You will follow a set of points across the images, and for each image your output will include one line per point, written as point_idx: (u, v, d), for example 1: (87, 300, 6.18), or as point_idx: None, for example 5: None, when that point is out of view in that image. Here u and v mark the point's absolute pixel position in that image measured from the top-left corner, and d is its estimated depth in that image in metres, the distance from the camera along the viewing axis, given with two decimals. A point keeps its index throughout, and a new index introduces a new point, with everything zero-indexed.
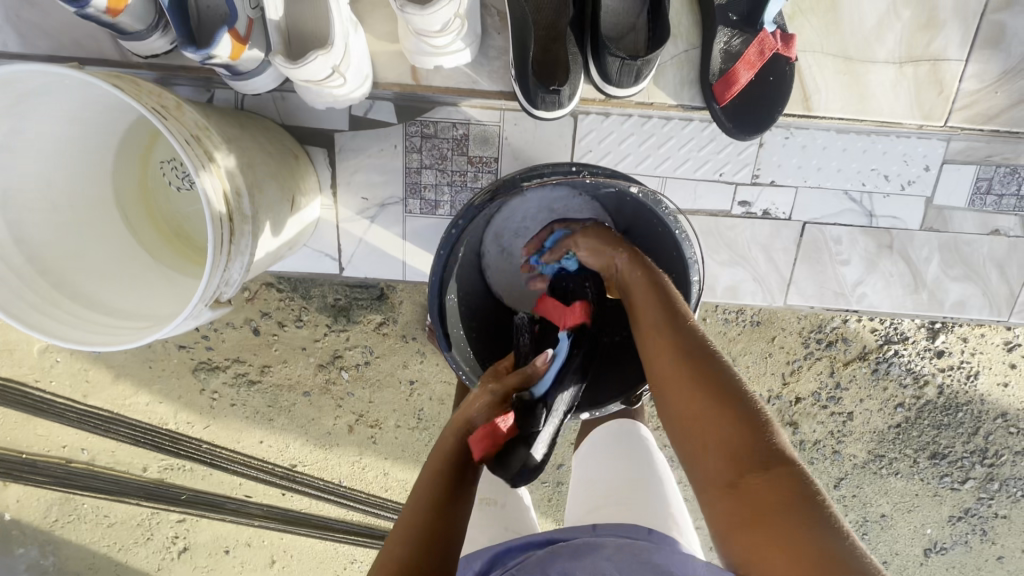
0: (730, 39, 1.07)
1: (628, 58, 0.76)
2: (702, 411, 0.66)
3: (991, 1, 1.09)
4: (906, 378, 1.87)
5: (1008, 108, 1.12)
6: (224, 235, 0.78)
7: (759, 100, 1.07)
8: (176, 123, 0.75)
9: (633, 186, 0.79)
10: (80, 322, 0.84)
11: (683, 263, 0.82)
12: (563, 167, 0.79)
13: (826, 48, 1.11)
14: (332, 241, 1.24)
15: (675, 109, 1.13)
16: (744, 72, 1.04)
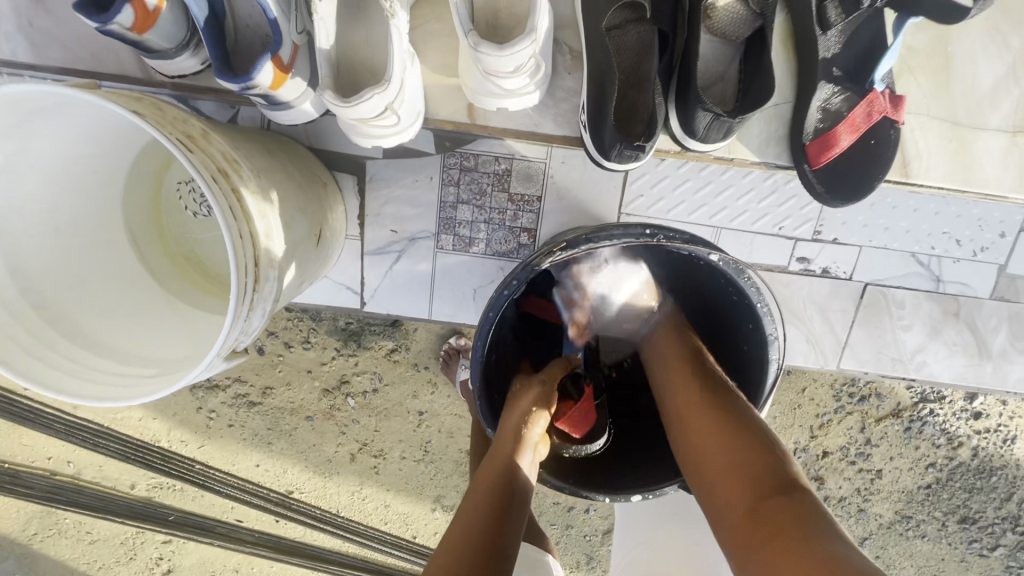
0: (830, 97, 0.95)
1: (720, 115, 0.67)
2: (717, 446, 0.70)
3: None
4: (940, 438, 1.85)
5: None
6: (249, 281, 0.69)
7: (858, 167, 0.95)
8: (201, 156, 0.65)
9: (714, 254, 0.69)
10: (78, 366, 0.74)
11: (761, 338, 0.73)
12: (635, 227, 0.70)
13: (935, 110, 1.02)
14: (355, 273, 1.14)
15: (757, 165, 1.03)
16: (845, 134, 0.92)
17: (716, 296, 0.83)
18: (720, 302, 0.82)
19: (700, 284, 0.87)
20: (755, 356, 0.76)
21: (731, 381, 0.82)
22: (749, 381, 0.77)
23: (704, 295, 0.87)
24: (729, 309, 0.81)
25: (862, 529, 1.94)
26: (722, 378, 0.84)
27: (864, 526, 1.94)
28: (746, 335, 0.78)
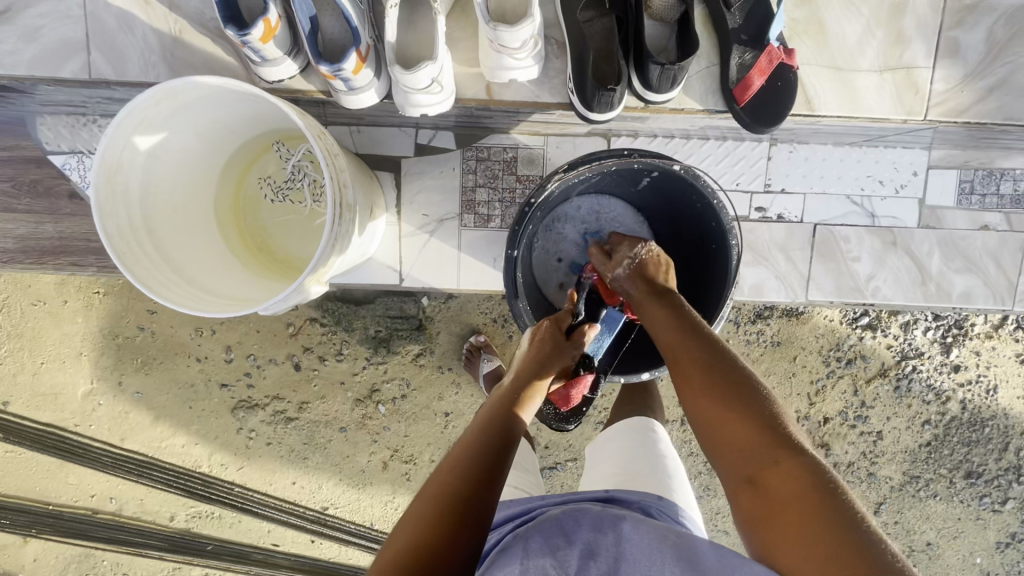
0: (743, 55, 1.10)
1: (666, 66, 0.93)
2: (727, 416, 0.77)
3: (945, 20, 1.24)
4: (927, 394, 2.00)
5: (972, 105, 1.25)
6: (336, 214, 0.93)
7: (772, 105, 1.10)
8: (307, 121, 0.91)
9: (676, 163, 0.94)
10: (195, 300, 0.98)
11: (723, 228, 0.98)
12: (614, 153, 0.96)
13: (820, 60, 1.24)
14: (394, 255, 1.38)
15: (702, 113, 1.14)
16: (756, 77, 1.07)
17: (688, 214, 1.08)
18: (691, 217, 1.07)
19: (673, 211, 1.12)
20: (722, 246, 1.00)
21: (712, 275, 1.06)
22: (722, 266, 1.01)
23: (679, 220, 1.12)
24: (697, 220, 1.06)
25: (874, 494, 2.05)
26: (705, 275, 1.08)
27: (876, 491, 2.05)
28: (713, 234, 1.02)
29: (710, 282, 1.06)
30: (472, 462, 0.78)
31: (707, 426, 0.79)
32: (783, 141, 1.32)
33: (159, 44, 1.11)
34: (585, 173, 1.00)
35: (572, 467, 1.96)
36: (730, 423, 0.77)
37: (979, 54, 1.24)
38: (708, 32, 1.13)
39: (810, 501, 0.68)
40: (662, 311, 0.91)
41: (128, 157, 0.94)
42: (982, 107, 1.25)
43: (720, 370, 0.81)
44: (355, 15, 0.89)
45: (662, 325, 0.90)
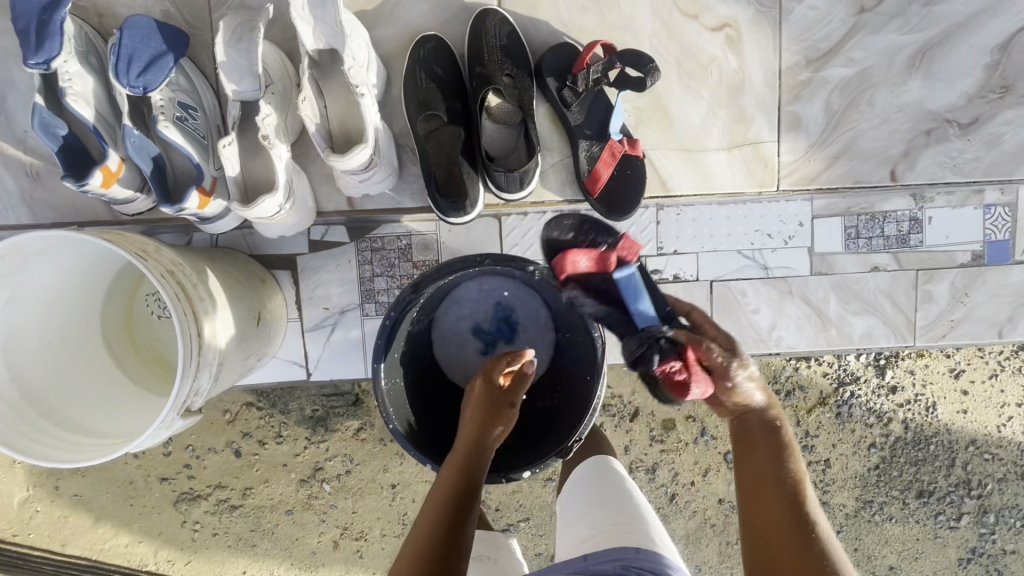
0: (591, 147, 1.25)
1: (509, 170, 1.02)
2: (776, 515, 0.88)
3: (783, 96, 1.32)
4: (869, 418, 2.00)
5: (823, 171, 1.34)
6: (193, 348, 0.92)
7: (622, 192, 1.26)
8: (154, 262, 0.92)
9: (528, 264, 1.03)
10: (66, 446, 0.96)
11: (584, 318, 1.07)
12: (469, 259, 1.03)
13: (670, 144, 1.33)
14: (299, 350, 1.38)
15: (563, 203, 1.32)
16: (604, 170, 1.23)
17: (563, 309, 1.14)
18: (565, 311, 1.13)
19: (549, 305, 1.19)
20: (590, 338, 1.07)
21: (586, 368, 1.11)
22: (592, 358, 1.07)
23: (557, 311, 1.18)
24: (570, 314, 1.12)
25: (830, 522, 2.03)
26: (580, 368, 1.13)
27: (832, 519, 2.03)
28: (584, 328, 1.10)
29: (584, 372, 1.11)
30: (446, 515, 0.93)
31: (752, 519, 0.90)
32: (668, 205, 1.34)
33: (17, 188, 1.15)
34: (450, 275, 1.07)
35: (526, 529, 1.88)
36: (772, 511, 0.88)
37: (820, 124, 1.34)
38: (558, 127, 1.28)
39: None
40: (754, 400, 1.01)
41: None
42: (833, 173, 1.34)
43: (778, 483, 0.90)
44: (196, 154, 0.91)
45: (738, 405, 1.01)
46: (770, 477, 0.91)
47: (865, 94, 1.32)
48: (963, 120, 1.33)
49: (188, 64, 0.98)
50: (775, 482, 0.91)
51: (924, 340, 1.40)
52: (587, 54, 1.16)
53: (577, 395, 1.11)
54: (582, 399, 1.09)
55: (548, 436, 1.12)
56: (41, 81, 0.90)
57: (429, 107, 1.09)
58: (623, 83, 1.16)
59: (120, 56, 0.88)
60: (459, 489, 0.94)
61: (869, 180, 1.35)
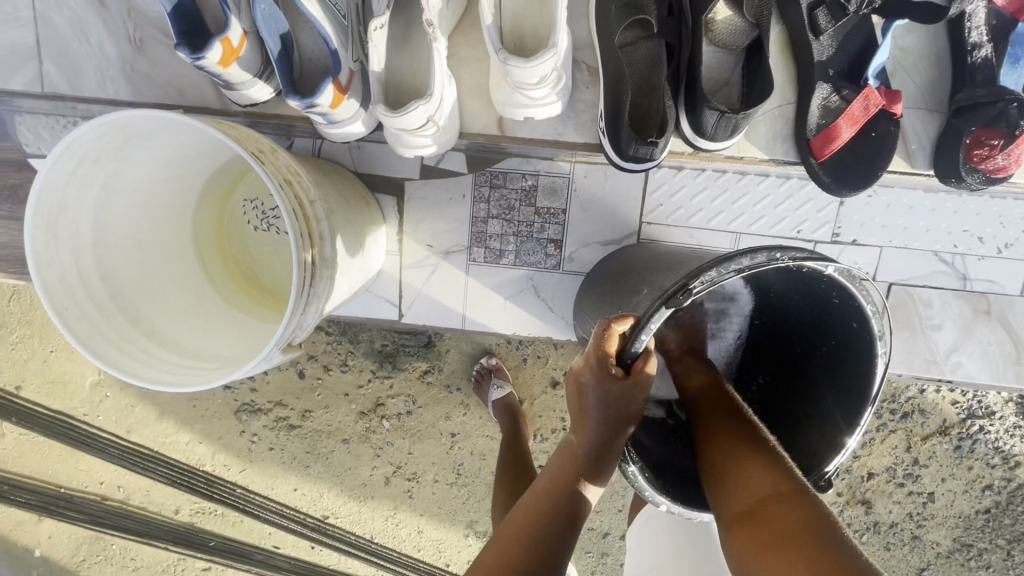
0: (830, 95, 1.00)
1: (726, 113, 0.81)
2: (736, 460, 0.67)
3: None
4: (993, 458, 1.67)
5: None
6: (306, 277, 0.77)
7: (859, 159, 1.00)
8: (272, 167, 0.76)
9: (837, 268, 0.66)
10: (152, 361, 0.84)
11: (868, 337, 0.73)
12: (761, 251, 0.65)
13: (917, 102, 1.05)
14: (394, 288, 1.23)
15: (767, 164, 1.09)
16: (846, 127, 0.97)
17: (802, 299, 0.83)
18: (807, 301, 0.82)
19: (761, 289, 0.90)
20: (852, 351, 0.77)
21: (823, 376, 0.82)
22: (848, 372, 0.77)
23: (774, 296, 0.89)
24: (815, 306, 0.81)
25: (918, 558, 1.76)
26: (807, 374, 0.85)
27: (920, 555, 1.75)
28: (846, 328, 0.77)
29: (819, 386, 0.82)
30: (540, 525, 0.68)
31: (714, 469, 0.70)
32: None
33: (118, 55, 1.01)
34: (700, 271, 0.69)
35: None
36: (738, 477, 0.66)
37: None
38: (787, 62, 1.04)
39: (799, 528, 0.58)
40: (739, 419, 0.74)
41: (75, 195, 0.80)
42: None
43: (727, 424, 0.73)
44: (334, 38, 0.73)
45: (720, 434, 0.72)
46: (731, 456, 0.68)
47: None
48: None
49: None
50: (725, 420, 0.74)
51: None
52: None
53: (805, 411, 0.83)
54: (823, 421, 0.80)
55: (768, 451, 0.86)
56: None
57: (638, 10, 0.86)
58: (897, 12, 0.94)
59: None
60: (566, 509, 0.69)
61: None
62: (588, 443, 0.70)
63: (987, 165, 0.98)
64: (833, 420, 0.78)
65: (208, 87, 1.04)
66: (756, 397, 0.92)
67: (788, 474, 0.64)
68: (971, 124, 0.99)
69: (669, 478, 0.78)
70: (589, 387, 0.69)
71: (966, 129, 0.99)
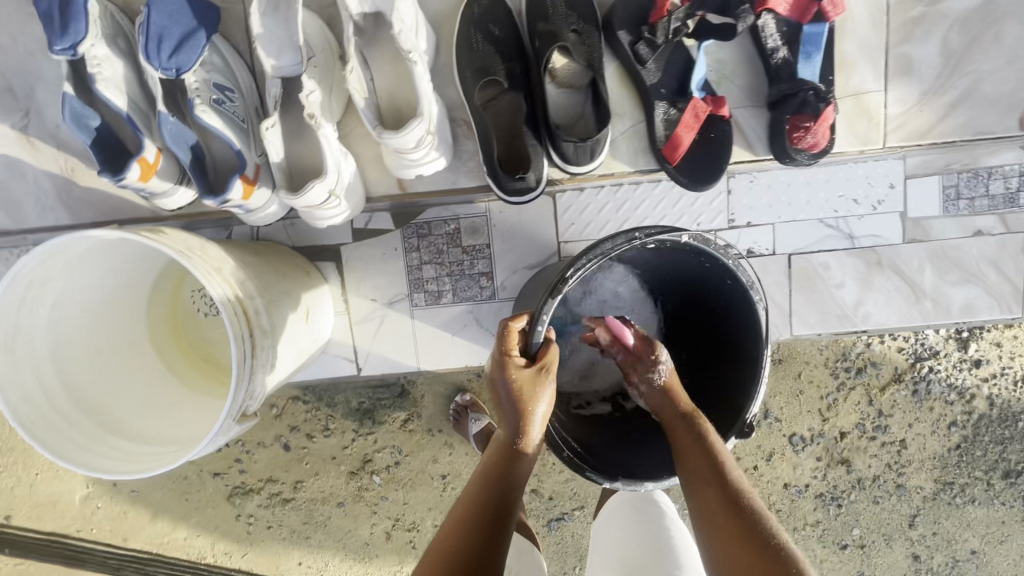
0: (669, 109, 1.13)
1: (579, 142, 0.95)
2: (727, 529, 0.82)
3: (890, 37, 1.18)
4: (950, 395, 1.72)
5: (939, 122, 1.19)
6: (246, 351, 0.86)
7: (705, 159, 1.13)
8: (199, 260, 0.85)
9: (685, 234, 0.92)
10: (119, 455, 0.92)
11: (743, 287, 0.97)
12: (619, 236, 0.93)
13: (749, 100, 1.19)
14: (348, 344, 1.32)
15: (633, 174, 1.22)
16: (686, 134, 1.10)
17: (692, 277, 1.09)
18: (694, 279, 1.08)
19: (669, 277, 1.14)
20: (738, 300, 1.01)
21: (732, 333, 1.05)
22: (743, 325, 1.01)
23: (680, 284, 1.14)
24: (703, 279, 1.06)
25: (908, 507, 1.76)
26: (719, 332, 1.08)
27: (909, 503, 1.76)
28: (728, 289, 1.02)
29: (727, 339, 1.06)
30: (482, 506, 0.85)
31: (705, 525, 0.84)
32: (740, 171, 1.22)
33: (53, 186, 1.12)
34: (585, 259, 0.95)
35: (580, 517, 1.77)
36: (727, 546, 0.81)
37: (935, 68, 1.18)
38: (628, 88, 1.18)
39: None
40: (721, 482, 0.85)
41: (28, 318, 0.89)
42: (951, 122, 1.19)
43: (712, 488, 0.85)
44: (236, 138, 0.83)
45: (710, 499, 0.84)
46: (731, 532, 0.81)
47: (991, 29, 1.17)
48: None
49: (223, 43, 0.89)
50: (710, 485, 0.85)
51: None
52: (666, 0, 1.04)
53: (726, 366, 1.06)
54: (740, 364, 1.02)
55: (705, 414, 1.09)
56: (69, 68, 0.83)
57: (487, 72, 1.01)
58: (705, 33, 1.09)
59: (150, 35, 0.81)
60: (498, 483, 0.87)
61: (993, 129, 1.18)
62: (511, 429, 0.87)
63: (806, 143, 1.13)
64: (745, 368, 1.00)
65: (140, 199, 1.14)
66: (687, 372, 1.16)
67: (771, 543, 0.79)
68: (787, 109, 1.13)
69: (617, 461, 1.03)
70: (501, 381, 0.90)
71: (783, 116, 1.13)
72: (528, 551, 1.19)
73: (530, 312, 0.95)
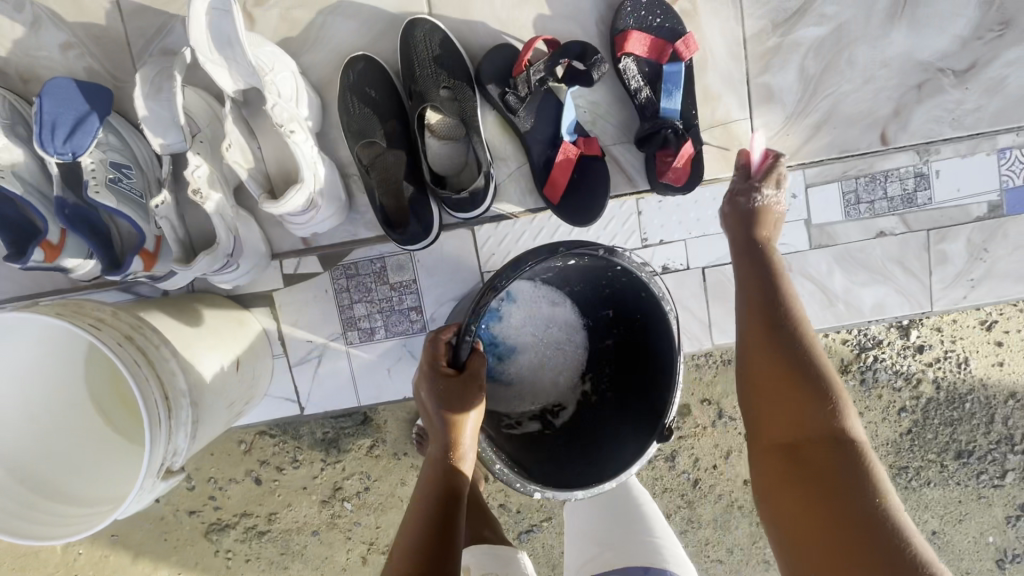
0: (545, 152, 1.19)
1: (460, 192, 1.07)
2: (792, 392, 0.80)
3: (751, 68, 1.23)
4: (896, 381, 1.65)
5: (800, 147, 1.25)
6: (161, 414, 0.91)
7: (583, 197, 1.18)
8: (109, 331, 0.90)
9: (602, 248, 0.94)
10: (53, 520, 0.96)
11: (654, 297, 0.99)
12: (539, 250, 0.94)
13: (624, 137, 1.25)
14: (289, 385, 1.36)
15: (523, 214, 1.28)
16: (560, 174, 1.17)
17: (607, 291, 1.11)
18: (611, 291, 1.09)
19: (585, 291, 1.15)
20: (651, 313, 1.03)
21: (649, 341, 1.07)
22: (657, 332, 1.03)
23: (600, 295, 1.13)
24: (620, 291, 1.08)
25: None
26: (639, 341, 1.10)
27: None
28: (645, 302, 1.03)
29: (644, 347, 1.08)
30: (425, 531, 0.83)
31: (758, 387, 0.84)
32: (650, 192, 1.26)
33: None
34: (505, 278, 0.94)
35: (549, 527, 1.81)
36: (794, 407, 0.80)
37: (796, 94, 1.24)
38: (508, 134, 1.24)
39: (839, 476, 0.74)
40: (782, 339, 0.84)
41: None
42: (811, 148, 1.25)
43: (777, 344, 0.83)
44: (133, 216, 0.89)
45: (766, 359, 0.84)
46: (797, 408, 0.79)
47: (843, 53, 1.22)
48: (959, 67, 1.22)
49: (118, 121, 0.95)
50: (775, 348, 0.83)
51: (943, 306, 1.30)
52: (524, 54, 1.10)
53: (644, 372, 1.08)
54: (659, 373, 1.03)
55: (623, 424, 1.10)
56: None
57: (365, 135, 1.13)
58: (572, 79, 1.15)
59: (43, 124, 0.86)
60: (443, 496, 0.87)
61: (857, 147, 1.25)
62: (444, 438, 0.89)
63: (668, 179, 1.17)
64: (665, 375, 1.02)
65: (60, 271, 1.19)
66: (608, 384, 1.16)
67: (835, 429, 0.78)
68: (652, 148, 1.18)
69: (546, 473, 1.02)
70: (430, 396, 0.89)
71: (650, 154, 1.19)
72: (509, 552, 1.19)
73: (455, 324, 0.94)
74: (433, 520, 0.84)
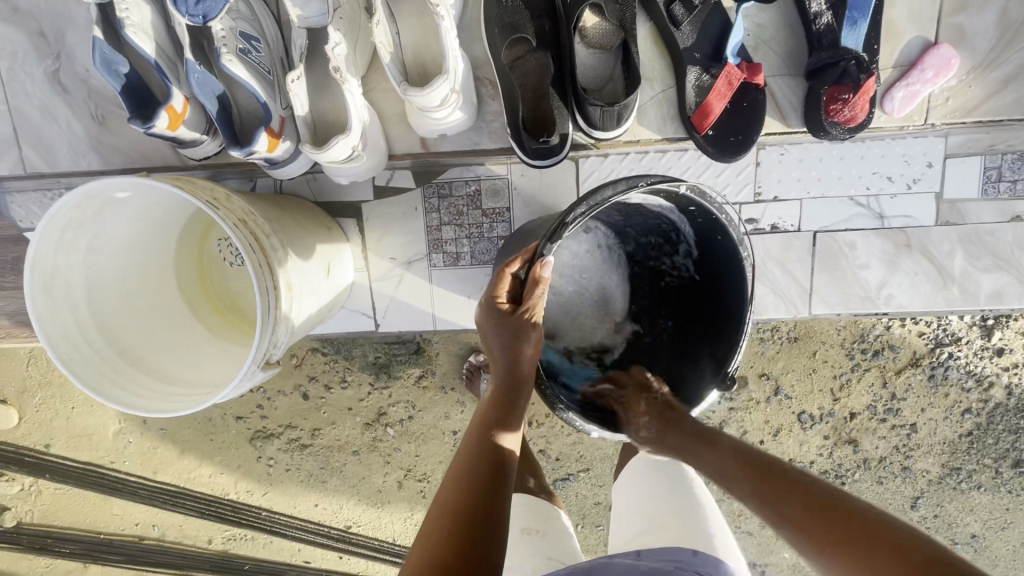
0: (701, 75, 1.14)
1: (606, 107, 1.03)
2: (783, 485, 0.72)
3: (946, 5, 1.13)
4: (967, 381, 1.37)
5: (986, 100, 1.14)
6: (269, 302, 0.89)
7: (736, 128, 1.13)
8: (226, 211, 0.87)
9: (684, 185, 0.84)
10: (150, 395, 0.96)
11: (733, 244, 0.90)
12: (620, 182, 0.83)
13: (781, 69, 1.17)
14: (367, 300, 1.34)
15: (662, 142, 1.20)
16: (716, 102, 1.11)
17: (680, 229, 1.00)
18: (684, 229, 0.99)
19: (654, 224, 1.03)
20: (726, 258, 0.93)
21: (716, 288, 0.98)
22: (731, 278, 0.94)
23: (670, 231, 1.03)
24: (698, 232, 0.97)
25: (912, 490, 1.46)
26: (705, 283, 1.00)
27: (914, 487, 1.45)
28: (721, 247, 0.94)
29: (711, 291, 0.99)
30: (477, 458, 0.79)
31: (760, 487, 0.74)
32: (770, 144, 1.18)
33: (83, 130, 1.16)
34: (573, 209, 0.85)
35: (586, 478, 1.65)
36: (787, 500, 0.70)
37: (989, 41, 1.13)
38: (661, 52, 1.17)
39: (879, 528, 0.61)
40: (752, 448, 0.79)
41: (63, 259, 0.92)
42: (996, 102, 1.14)
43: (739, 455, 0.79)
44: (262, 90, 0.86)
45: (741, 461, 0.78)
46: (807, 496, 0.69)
47: None
48: None
49: None
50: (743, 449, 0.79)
51: None
52: None
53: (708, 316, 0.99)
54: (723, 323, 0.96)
55: (682, 371, 1.02)
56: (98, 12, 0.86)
57: (515, 29, 1.06)
58: None
59: None
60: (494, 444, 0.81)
61: None
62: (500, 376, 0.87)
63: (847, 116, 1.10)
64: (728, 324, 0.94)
65: (167, 147, 1.18)
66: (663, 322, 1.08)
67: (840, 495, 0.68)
68: (825, 81, 1.10)
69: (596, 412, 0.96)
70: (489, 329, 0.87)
71: (822, 88, 1.11)
72: (549, 509, 1.14)
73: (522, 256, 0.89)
74: (488, 444, 0.81)
